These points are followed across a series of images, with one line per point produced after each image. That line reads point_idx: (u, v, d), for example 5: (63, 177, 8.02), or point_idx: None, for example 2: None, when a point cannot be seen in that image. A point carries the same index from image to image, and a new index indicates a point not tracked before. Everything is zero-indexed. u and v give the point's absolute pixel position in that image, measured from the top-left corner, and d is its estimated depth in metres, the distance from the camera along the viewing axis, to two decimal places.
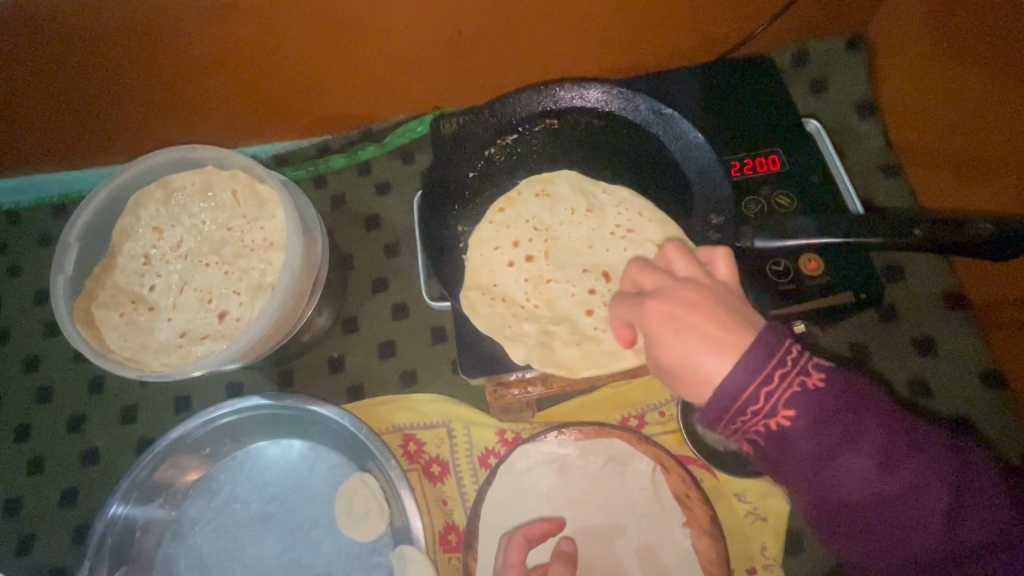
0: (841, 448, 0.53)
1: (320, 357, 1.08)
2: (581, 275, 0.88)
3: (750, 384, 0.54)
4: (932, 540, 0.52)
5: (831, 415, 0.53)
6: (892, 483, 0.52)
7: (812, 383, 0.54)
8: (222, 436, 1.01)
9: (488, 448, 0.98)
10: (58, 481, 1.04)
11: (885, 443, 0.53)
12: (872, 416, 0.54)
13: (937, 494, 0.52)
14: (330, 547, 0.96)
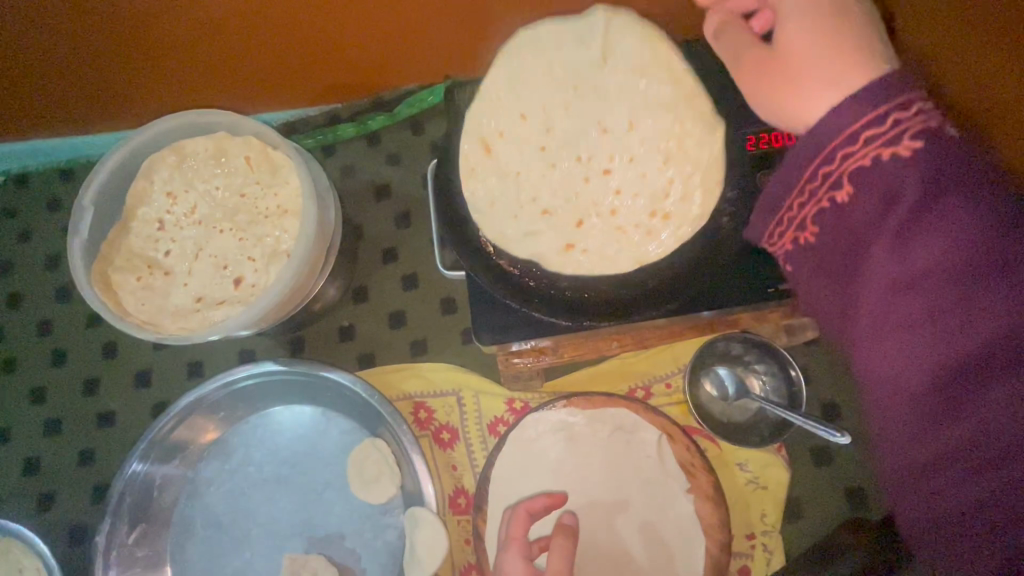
0: (879, 262, 0.48)
1: (332, 325, 1.09)
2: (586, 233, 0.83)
3: (804, 167, 0.51)
4: (968, 400, 0.44)
5: (870, 217, 0.48)
6: (924, 313, 0.45)
7: (883, 157, 0.47)
8: (235, 400, 1.03)
9: (497, 416, 1.00)
10: (75, 442, 1.07)
11: (936, 242, 0.45)
12: (934, 219, 0.45)
13: (986, 333, 0.43)
14: (343, 508, 0.99)
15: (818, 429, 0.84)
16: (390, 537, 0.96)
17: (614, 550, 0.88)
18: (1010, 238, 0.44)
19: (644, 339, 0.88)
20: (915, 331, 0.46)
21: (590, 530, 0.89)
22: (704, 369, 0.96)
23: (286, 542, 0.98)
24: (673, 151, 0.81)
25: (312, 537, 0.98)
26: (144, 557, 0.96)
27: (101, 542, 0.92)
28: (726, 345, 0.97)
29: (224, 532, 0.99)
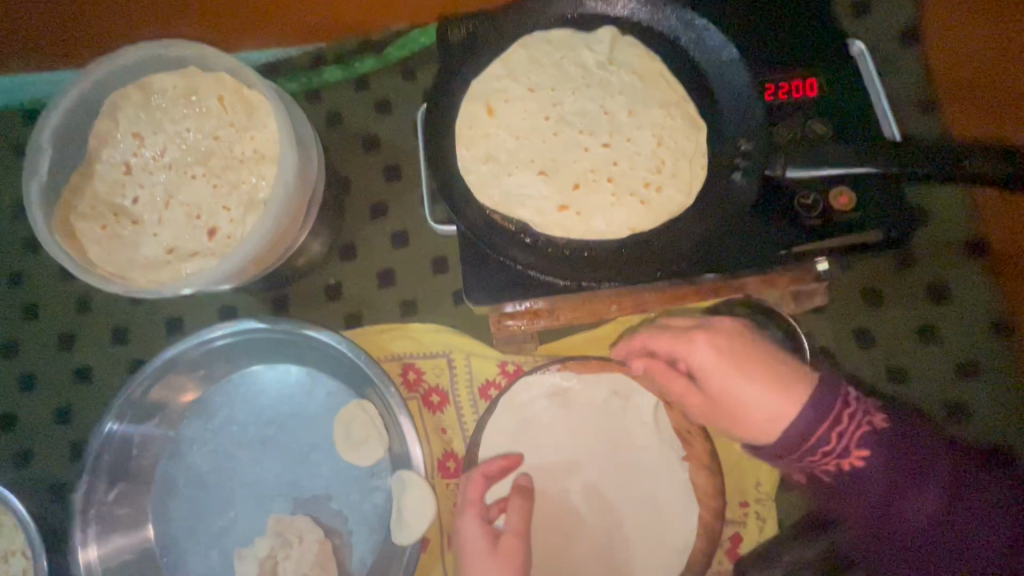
0: (859, 482, 0.69)
1: (317, 283, 1.04)
2: (567, 178, 0.72)
3: (818, 426, 0.69)
4: (908, 501, 0.67)
5: (888, 487, 0.67)
6: (897, 503, 0.67)
7: (879, 423, 0.69)
8: (216, 359, 0.99)
9: (488, 379, 0.97)
10: (51, 398, 1.03)
11: (923, 488, 0.67)
12: (896, 478, 0.68)
13: (923, 517, 0.66)
14: (329, 470, 0.96)
15: None
16: (377, 500, 0.94)
17: (605, 515, 0.87)
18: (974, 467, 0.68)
19: (644, 304, 0.83)
20: (910, 543, 0.67)
21: (582, 495, 0.87)
22: None
23: (270, 503, 0.95)
24: (685, 99, 0.75)
25: (298, 499, 0.95)
26: (125, 515, 0.94)
27: (79, 499, 0.89)
28: (728, 311, 0.92)
29: (207, 491, 0.96)
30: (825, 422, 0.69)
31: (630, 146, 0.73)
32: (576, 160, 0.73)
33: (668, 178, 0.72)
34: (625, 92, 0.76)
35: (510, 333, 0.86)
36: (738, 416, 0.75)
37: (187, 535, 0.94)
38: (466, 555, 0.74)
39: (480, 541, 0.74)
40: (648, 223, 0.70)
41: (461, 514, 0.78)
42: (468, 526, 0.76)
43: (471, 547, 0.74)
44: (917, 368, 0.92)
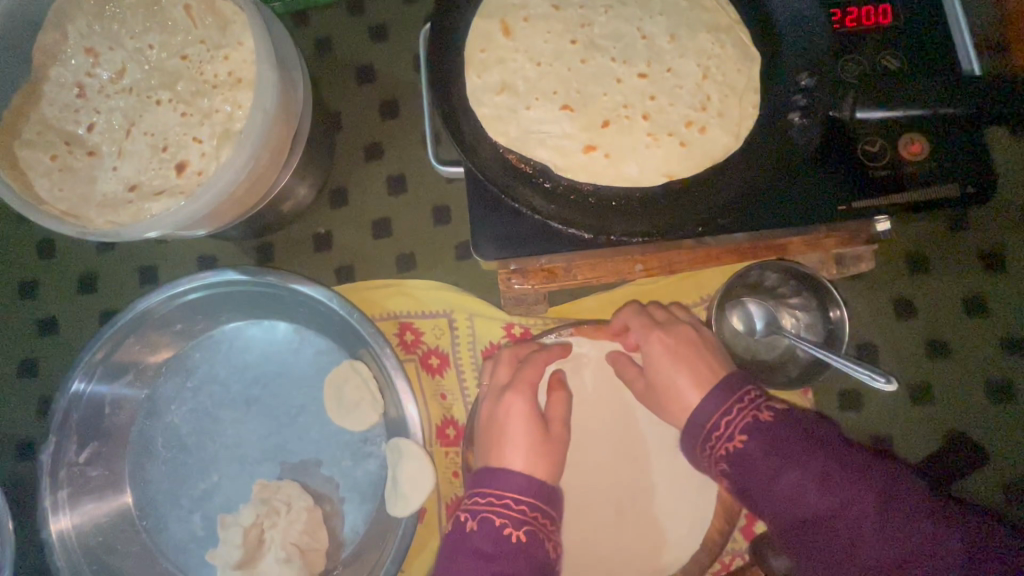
0: (756, 459, 0.61)
1: (305, 232, 0.95)
2: (593, 116, 0.62)
3: (716, 410, 0.65)
4: (808, 484, 0.58)
5: (778, 454, 0.60)
6: (788, 487, 0.59)
7: (764, 416, 0.63)
8: (194, 312, 0.90)
9: (492, 342, 0.89)
10: (14, 350, 0.94)
11: (808, 467, 0.59)
12: (804, 457, 0.60)
13: (854, 508, 0.57)
14: (319, 434, 0.89)
15: (858, 372, 0.72)
16: (370, 467, 0.88)
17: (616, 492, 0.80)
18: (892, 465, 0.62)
19: (672, 264, 0.74)
20: (825, 528, 0.57)
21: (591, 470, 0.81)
22: (732, 302, 0.85)
23: (255, 468, 0.89)
24: (737, 23, 0.63)
25: (286, 464, 0.89)
26: (98, 478, 0.87)
27: (46, 462, 0.82)
28: (759, 275, 0.83)
29: (188, 454, 0.89)
30: (734, 396, 0.65)
31: (670, 77, 0.62)
32: (606, 92, 0.63)
33: (713, 116, 0.61)
34: (666, 12, 0.64)
35: (519, 292, 0.76)
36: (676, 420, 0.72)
37: (167, 499, 0.88)
38: (504, 430, 0.70)
39: (528, 420, 0.70)
40: (688, 169, 0.60)
41: (509, 391, 0.73)
42: (519, 402, 0.71)
43: (512, 424, 0.70)
44: (960, 342, 0.85)
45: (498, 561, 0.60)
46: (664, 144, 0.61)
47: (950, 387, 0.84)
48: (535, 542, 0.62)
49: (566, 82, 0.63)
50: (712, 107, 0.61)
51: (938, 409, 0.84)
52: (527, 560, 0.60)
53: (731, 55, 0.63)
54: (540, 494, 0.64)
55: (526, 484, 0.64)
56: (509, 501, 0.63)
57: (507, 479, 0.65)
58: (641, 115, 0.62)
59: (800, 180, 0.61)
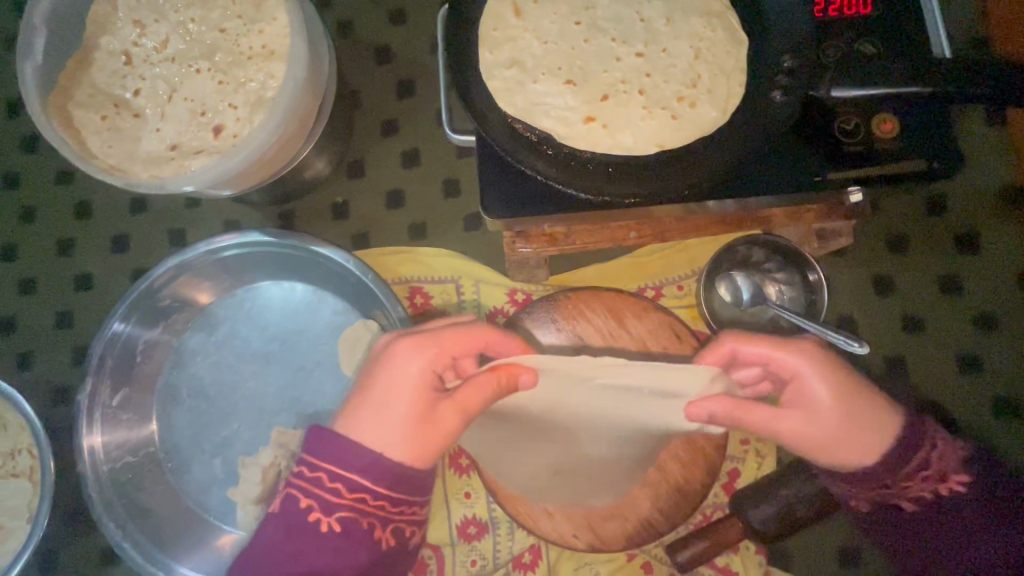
0: (954, 510, 0.71)
1: (324, 201, 1.01)
2: (594, 90, 0.68)
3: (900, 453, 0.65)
4: (983, 544, 0.70)
5: (965, 514, 0.70)
6: (973, 550, 0.70)
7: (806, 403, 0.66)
8: (220, 271, 0.97)
9: (496, 307, 0.95)
10: (52, 303, 1.01)
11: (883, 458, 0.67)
12: (983, 529, 0.70)
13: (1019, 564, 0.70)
14: (332, 388, 0.96)
15: (834, 337, 0.79)
16: None
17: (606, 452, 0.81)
18: None
19: (664, 232, 0.80)
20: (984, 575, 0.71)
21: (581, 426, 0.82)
22: (720, 274, 0.91)
23: (272, 418, 0.95)
24: (728, 9, 0.69)
25: (301, 414, 0.95)
26: (128, 420, 0.94)
27: (83, 401, 0.89)
28: (747, 250, 0.90)
29: (211, 402, 0.96)
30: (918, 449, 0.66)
31: (665, 58, 0.69)
32: (606, 70, 0.69)
33: (703, 93, 0.67)
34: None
35: (522, 256, 0.82)
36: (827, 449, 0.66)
37: (190, 443, 0.95)
38: (382, 401, 0.64)
39: (410, 391, 0.64)
40: (679, 141, 0.66)
41: (413, 346, 0.65)
42: (407, 366, 0.64)
43: (389, 394, 0.64)
44: (934, 317, 0.91)
45: (314, 543, 0.62)
46: (657, 118, 0.67)
47: (923, 359, 0.90)
48: (354, 526, 0.62)
49: (570, 60, 0.69)
50: (702, 85, 0.67)
51: (912, 379, 0.90)
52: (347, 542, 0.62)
53: (722, 39, 0.69)
54: (380, 483, 0.62)
55: (361, 465, 0.62)
56: (332, 484, 0.62)
57: (364, 460, 0.62)
58: (637, 92, 0.68)
59: (780, 155, 0.67)
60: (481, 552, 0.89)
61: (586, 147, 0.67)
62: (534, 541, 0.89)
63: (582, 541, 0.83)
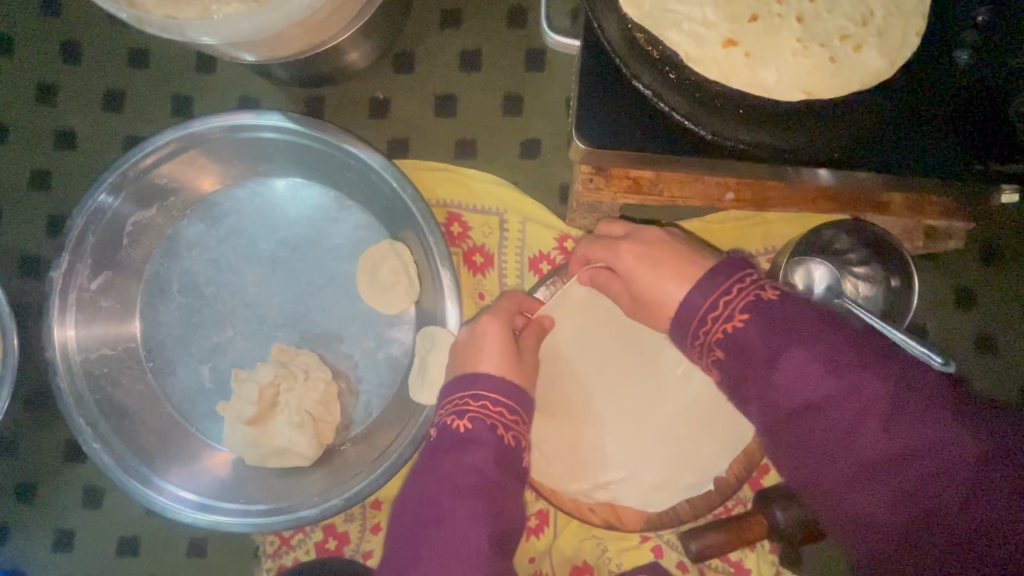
0: (819, 412, 0.49)
1: (361, 93, 0.86)
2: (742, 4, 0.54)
3: (786, 363, 0.51)
4: (804, 392, 0.50)
5: (925, 407, 0.47)
6: (893, 437, 0.47)
7: (769, 297, 0.55)
8: (231, 153, 0.83)
9: (542, 252, 0.84)
10: (26, 157, 0.86)
11: (810, 356, 0.50)
12: (900, 397, 0.48)
13: (855, 428, 0.48)
14: (343, 310, 0.85)
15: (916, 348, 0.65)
16: (392, 353, 0.85)
17: (642, 408, 0.78)
18: (919, 456, 0.46)
19: (764, 200, 0.69)
20: (899, 452, 0.47)
21: (620, 379, 0.79)
22: (799, 261, 0.78)
23: (271, 332, 0.85)
24: None
25: (305, 333, 0.85)
26: (108, 308, 0.83)
27: (57, 278, 0.77)
28: (832, 236, 0.79)
29: (204, 302, 0.85)
30: (836, 369, 0.50)
31: None
32: None
33: (872, 34, 0.54)
34: None
35: (593, 199, 0.70)
36: (778, 362, 0.52)
37: (176, 344, 0.85)
38: (481, 358, 0.69)
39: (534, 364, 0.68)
40: (832, 88, 0.53)
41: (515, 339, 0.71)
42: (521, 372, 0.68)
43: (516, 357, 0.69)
44: (1011, 342, 0.83)
45: (456, 449, 0.62)
46: (812, 54, 0.53)
47: (990, 382, 0.83)
48: (489, 431, 0.62)
49: None
50: (872, 25, 0.54)
51: None
52: (477, 444, 0.62)
53: None
54: (510, 395, 0.66)
55: (492, 386, 0.66)
56: (471, 404, 0.65)
57: (477, 393, 0.65)
58: (794, 17, 0.54)
59: (939, 127, 0.57)
60: None
61: (716, 76, 0.54)
62: (543, 506, 0.82)
63: (598, 517, 0.77)
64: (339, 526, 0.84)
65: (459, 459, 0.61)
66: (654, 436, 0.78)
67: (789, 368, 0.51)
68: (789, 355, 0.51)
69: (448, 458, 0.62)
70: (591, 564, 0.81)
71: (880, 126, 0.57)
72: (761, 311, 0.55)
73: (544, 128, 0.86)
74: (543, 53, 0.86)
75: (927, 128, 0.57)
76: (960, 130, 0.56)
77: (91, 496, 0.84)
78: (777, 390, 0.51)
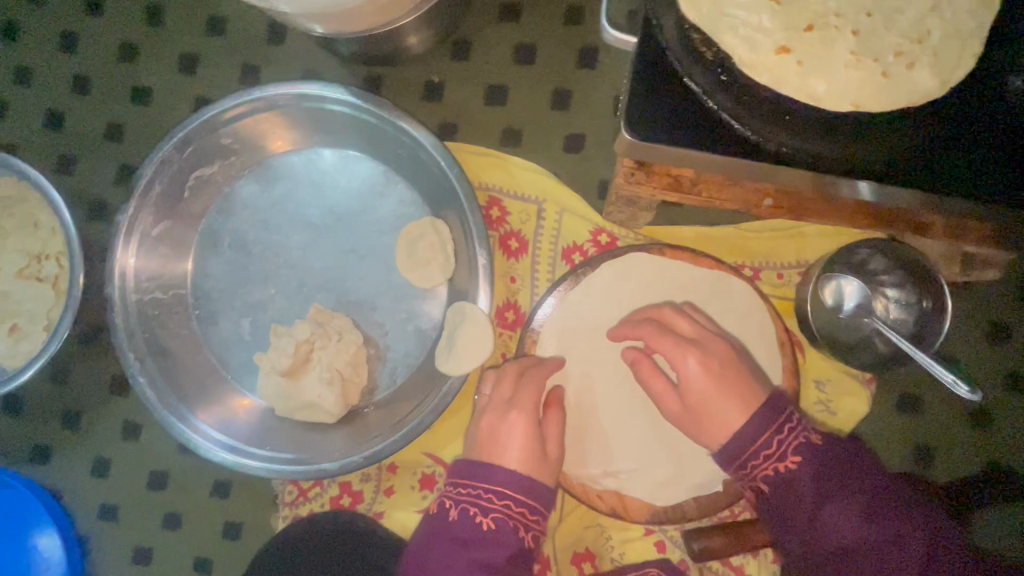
0: (856, 558, 0.58)
1: (418, 76, 0.90)
2: (801, 13, 0.55)
3: (823, 508, 0.59)
4: (855, 541, 0.58)
5: (949, 556, 0.57)
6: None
7: (814, 438, 0.62)
8: (292, 123, 0.88)
9: (575, 243, 0.87)
10: (104, 109, 0.93)
11: (853, 503, 0.58)
12: (931, 546, 0.58)
13: (894, 570, 0.57)
14: (380, 281, 0.89)
15: (942, 373, 0.66)
16: (422, 326, 0.88)
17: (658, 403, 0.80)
18: None
19: (802, 209, 0.70)
20: None
21: None
22: (828, 276, 0.80)
23: (310, 294, 0.89)
24: None
25: (342, 298, 0.89)
26: (165, 255, 0.88)
27: (122, 223, 0.83)
28: (867, 255, 0.80)
29: (251, 259, 0.90)
30: (896, 525, 0.58)
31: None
32: None
33: (927, 53, 0.55)
34: None
35: (632, 195, 0.72)
36: (818, 508, 0.59)
37: (222, 296, 0.90)
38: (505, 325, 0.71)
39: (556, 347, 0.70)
40: (882, 103, 0.55)
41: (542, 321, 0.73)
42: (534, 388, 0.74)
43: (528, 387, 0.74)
44: None
45: (473, 545, 0.65)
46: (865, 68, 0.54)
47: (1014, 419, 0.83)
48: (505, 529, 0.65)
49: None
50: (928, 43, 0.55)
51: (995, 436, 0.83)
52: (497, 546, 0.65)
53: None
54: (524, 489, 0.68)
55: (510, 479, 0.68)
56: (489, 496, 0.67)
57: (493, 490, 0.67)
58: (849, 30, 0.55)
59: (986, 150, 0.57)
60: None
61: (767, 82, 0.55)
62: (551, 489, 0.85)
63: (604, 504, 0.78)
64: (355, 485, 0.88)
65: (477, 555, 0.65)
66: (667, 430, 0.79)
67: (823, 511, 0.59)
68: (834, 502, 0.59)
69: (466, 554, 0.64)
70: (592, 550, 0.83)
71: (923, 145, 0.57)
72: (810, 455, 0.61)
73: (590, 124, 0.89)
74: (596, 52, 0.88)
75: (971, 151, 0.57)
76: (1004, 155, 0.57)
77: (130, 430, 0.90)
78: (819, 532, 0.59)
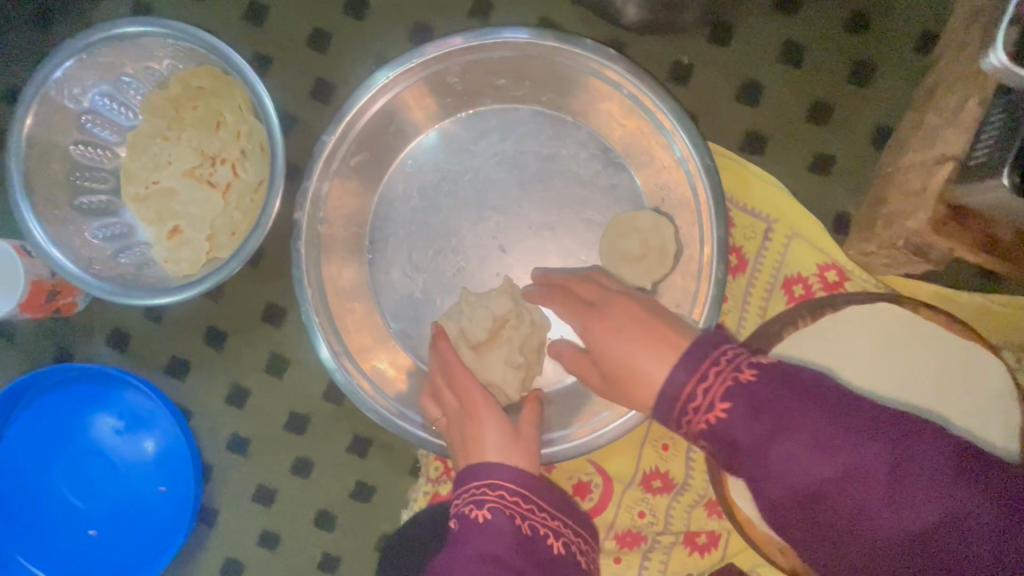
0: (858, 515, 0.50)
1: (666, 52, 0.81)
2: None
3: (846, 470, 0.50)
4: (816, 481, 0.51)
5: (941, 478, 0.49)
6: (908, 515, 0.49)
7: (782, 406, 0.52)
8: (525, 75, 0.79)
9: (800, 274, 0.79)
10: (312, 12, 0.84)
11: (807, 437, 0.51)
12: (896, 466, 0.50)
13: (873, 509, 0.49)
14: (576, 266, 0.81)
15: None
16: None
17: None
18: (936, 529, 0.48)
19: None
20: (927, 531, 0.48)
21: None
22: None
23: (498, 265, 0.82)
24: None
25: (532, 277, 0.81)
26: (355, 188, 0.81)
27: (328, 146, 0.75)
28: None
29: (440, 213, 0.82)
30: (873, 459, 0.50)
31: None
32: None
33: None
34: None
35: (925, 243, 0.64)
36: (779, 452, 0.51)
37: (401, 246, 0.82)
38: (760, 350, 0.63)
39: None
40: None
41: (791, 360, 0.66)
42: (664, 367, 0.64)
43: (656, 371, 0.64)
44: None
45: (478, 538, 0.56)
46: None
47: None
48: (505, 521, 0.57)
49: None
50: None
51: None
52: (501, 538, 0.56)
53: None
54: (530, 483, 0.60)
55: (512, 470, 0.60)
56: (491, 489, 0.59)
57: (495, 482, 0.60)
58: None
59: None
60: (652, 507, 0.80)
61: None
62: (717, 526, 0.79)
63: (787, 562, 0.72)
64: None
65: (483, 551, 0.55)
66: None
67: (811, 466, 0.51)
68: (791, 438, 0.51)
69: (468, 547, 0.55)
70: None
71: None
72: (771, 393, 0.52)
73: (845, 147, 0.80)
74: (872, 70, 0.79)
75: None
76: None
77: (277, 364, 0.84)
78: (802, 487, 0.51)
